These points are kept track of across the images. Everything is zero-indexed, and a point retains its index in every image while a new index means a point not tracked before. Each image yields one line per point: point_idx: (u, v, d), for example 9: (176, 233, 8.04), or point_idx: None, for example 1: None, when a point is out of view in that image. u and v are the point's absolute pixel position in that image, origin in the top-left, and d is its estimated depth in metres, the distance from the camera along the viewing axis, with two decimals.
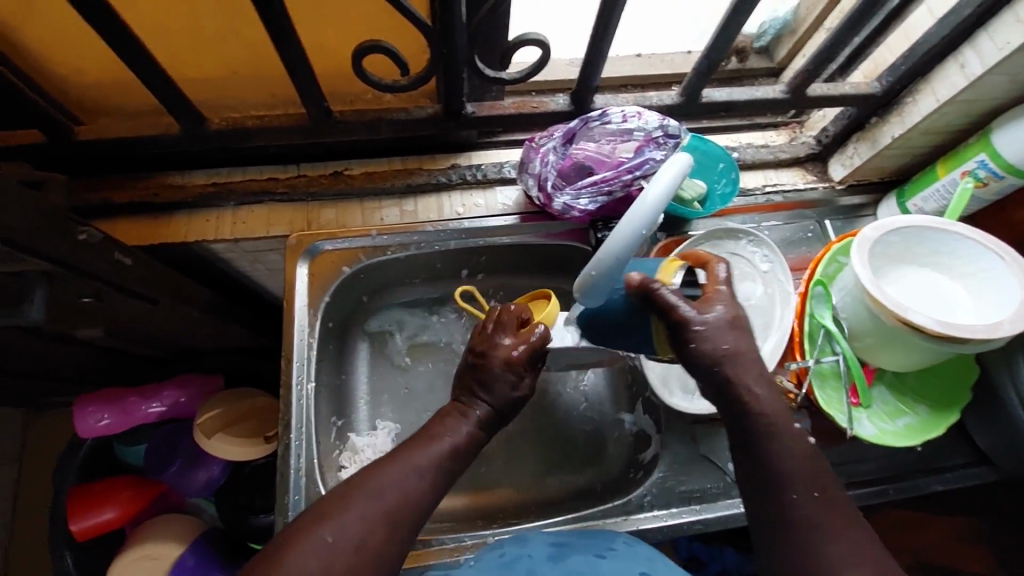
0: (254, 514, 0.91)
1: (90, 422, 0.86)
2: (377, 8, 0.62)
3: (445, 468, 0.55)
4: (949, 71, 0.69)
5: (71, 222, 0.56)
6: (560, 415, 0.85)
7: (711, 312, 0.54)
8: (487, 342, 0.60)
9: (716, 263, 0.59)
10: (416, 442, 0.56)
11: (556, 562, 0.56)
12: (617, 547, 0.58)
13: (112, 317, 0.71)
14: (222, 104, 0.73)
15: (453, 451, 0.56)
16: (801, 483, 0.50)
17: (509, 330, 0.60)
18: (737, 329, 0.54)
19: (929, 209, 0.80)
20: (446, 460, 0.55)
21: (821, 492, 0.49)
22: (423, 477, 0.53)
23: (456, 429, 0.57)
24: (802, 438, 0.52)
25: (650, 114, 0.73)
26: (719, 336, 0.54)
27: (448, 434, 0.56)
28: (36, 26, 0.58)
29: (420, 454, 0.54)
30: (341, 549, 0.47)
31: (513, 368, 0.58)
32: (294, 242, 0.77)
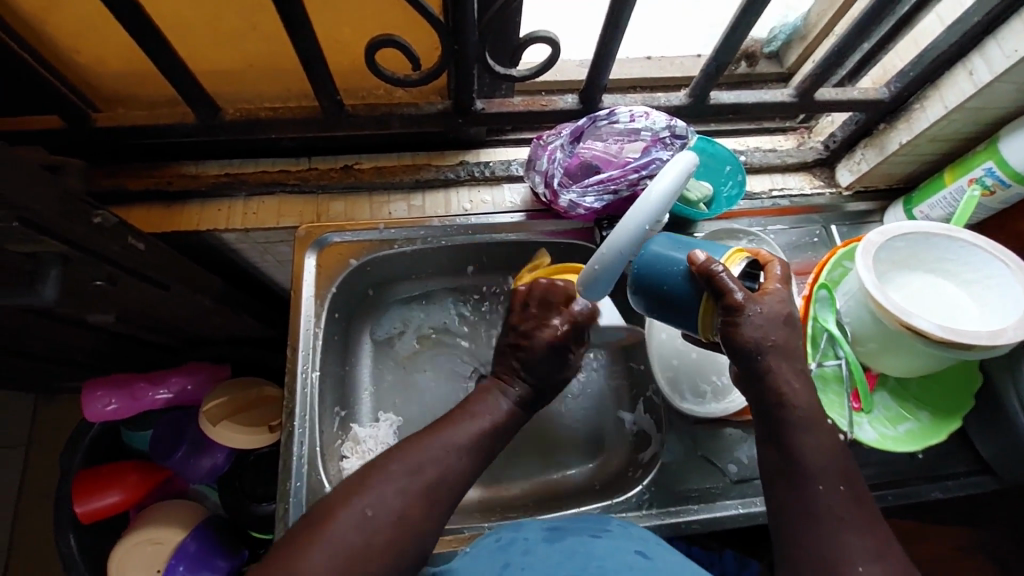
0: (255, 502, 0.92)
1: (99, 407, 0.87)
2: (389, 5, 0.63)
3: (491, 437, 0.59)
4: (957, 77, 0.69)
5: (87, 205, 0.57)
6: (564, 412, 0.85)
7: (763, 305, 0.53)
8: (534, 322, 0.63)
9: (776, 262, 0.57)
10: (463, 414, 0.60)
11: (551, 543, 0.55)
12: (612, 529, 0.58)
13: (124, 301, 0.72)
14: (237, 97, 0.75)
15: (490, 428, 0.59)
16: (829, 476, 0.50)
17: (557, 307, 0.64)
18: (788, 326, 0.53)
19: (935, 216, 0.80)
20: (485, 437, 0.58)
21: (821, 482, 0.50)
22: (462, 455, 0.56)
23: (497, 406, 0.60)
24: (806, 438, 0.51)
25: (658, 115, 0.74)
26: (769, 328, 0.52)
27: (494, 408, 0.60)
28: (61, 13, 0.60)
29: (460, 433, 0.57)
30: (381, 521, 0.50)
31: (559, 346, 0.62)
32: (303, 233, 0.78)
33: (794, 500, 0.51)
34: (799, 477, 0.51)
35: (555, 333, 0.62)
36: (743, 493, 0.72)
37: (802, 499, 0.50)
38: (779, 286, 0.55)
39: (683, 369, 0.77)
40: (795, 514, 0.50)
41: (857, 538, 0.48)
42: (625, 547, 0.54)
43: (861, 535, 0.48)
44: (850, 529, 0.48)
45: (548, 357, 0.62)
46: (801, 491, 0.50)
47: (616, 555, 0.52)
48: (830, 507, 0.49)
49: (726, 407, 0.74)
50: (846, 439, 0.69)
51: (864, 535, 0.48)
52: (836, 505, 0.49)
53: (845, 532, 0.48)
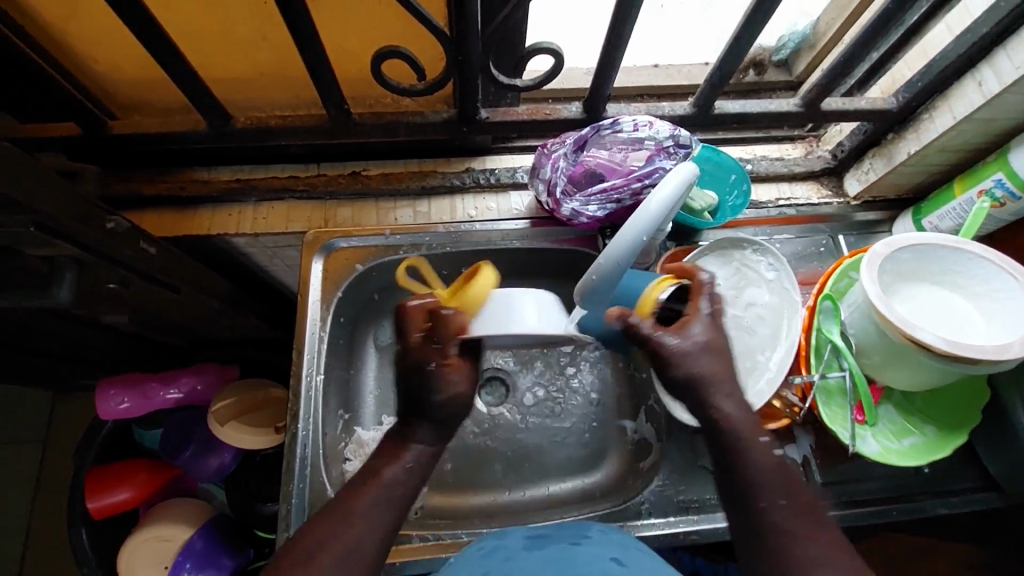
0: (260, 502, 0.94)
1: (111, 404, 0.90)
2: (397, 17, 0.64)
3: (417, 480, 0.56)
4: (966, 88, 0.69)
5: (101, 210, 0.59)
6: (533, 406, 0.86)
7: (687, 331, 0.55)
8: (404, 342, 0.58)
9: (699, 275, 0.59)
10: (384, 457, 0.56)
11: (533, 550, 0.56)
12: (592, 535, 0.59)
13: (136, 303, 0.74)
14: (250, 104, 0.77)
15: (415, 472, 0.56)
16: (769, 491, 0.50)
17: (416, 329, 0.59)
18: (717, 353, 0.55)
19: (945, 227, 0.79)
20: (412, 481, 0.55)
21: (772, 497, 0.50)
22: (389, 508, 0.53)
23: (413, 448, 0.56)
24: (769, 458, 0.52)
25: (662, 124, 0.75)
26: (700, 358, 0.54)
27: (411, 451, 0.56)
28: (82, 23, 0.62)
29: (386, 479, 0.54)
30: None
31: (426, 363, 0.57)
32: (311, 238, 0.80)
33: (751, 526, 0.50)
34: (750, 501, 0.51)
35: (414, 352, 0.58)
36: None
37: (761, 522, 0.49)
38: (701, 306, 0.57)
39: None
40: (754, 539, 0.49)
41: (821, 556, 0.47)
42: (607, 554, 0.54)
43: (834, 551, 0.47)
44: (824, 547, 0.47)
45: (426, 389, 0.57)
46: (756, 516, 0.50)
47: (597, 561, 0.52)
48: (786, 527, 0.48)
49: None
50: (850, 452, 0.69)
51: (829, 553, 0.47)
52: (797, 524, 0.48)
53: (809, 549, 0.47)
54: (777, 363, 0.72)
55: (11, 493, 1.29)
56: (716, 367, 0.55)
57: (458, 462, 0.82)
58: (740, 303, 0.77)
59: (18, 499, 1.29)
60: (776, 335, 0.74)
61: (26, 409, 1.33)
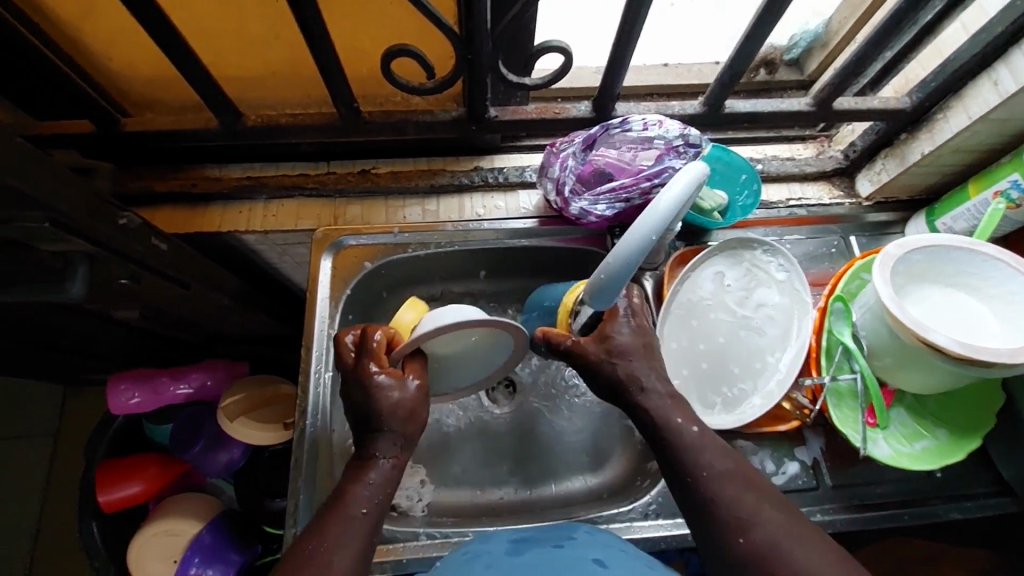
0: (270, 497, 0.94)
1: (122, 399, 0.91)
2: (408, 15, 0.64)
3: (387, 493, 0.57)
4: (981, 88, 0.68)
5: (113, 207, 0.59)
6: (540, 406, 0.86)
7: (609, 334, 0.66)
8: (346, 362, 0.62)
9: None
10: (351, 478, 0.57)
11: (516, 554, 0.58)
12: (578, 536, 0.60)
13: (147, 299, 0.75)
14: (261, 103, 0.77)
15: (384, 484, 0.57)
16: (706, 460, 0.58)
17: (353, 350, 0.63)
18: (639, 355, 0.65)
19: (959, 228, 0.78)
20: (379, 496, 0.56)
21: (705, 467, 0.57)
22: (360, 526, 0.54)
23: (376, 465, 0.57)
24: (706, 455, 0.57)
25: (672, 123, 0.74)
26: (630, 364, 0.64)
27: (374, 469, 0.57)
28: (96, 21, 0.62)
29: (351, 502, 0.55)
30: None
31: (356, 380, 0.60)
32: (320, 235, 0.80)
33: (704, 515, 0.56)
34: (699, 492, 0.57)
35: (349, 371, 0.62)
36: None
37: (711, 509, 0.56)
38: (620, 309, 0.67)
39: (692, 380, 0.75)
40: (713, 529, 0.55)
41: (764, 529, 0.53)
42: (589, 553, 0.55)
43: (777, 524, 0.53)
44: (765, 518, 0.54)
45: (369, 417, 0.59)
46: (706, 505, 0.56)
47: (576, 559, 0.54)
48: (730, 510, 0.55)
49: (737, 418, 0.72)
50: (861, 455, 0.68)
51: (773, 519, 0.54)
52: (739, 504, 0.55)
53: (754, 521, 0.54)
54: (787, 364, 0.72)
55: (25, 486, 1.31)
56: (643, 369, 0.64)
57: (465, 460, 0.82)
58: (750, 303, 0.77)
59: (32, 491, 1.31)
60: (786, 336, 0.74)
61: (40, 403, 1.35)
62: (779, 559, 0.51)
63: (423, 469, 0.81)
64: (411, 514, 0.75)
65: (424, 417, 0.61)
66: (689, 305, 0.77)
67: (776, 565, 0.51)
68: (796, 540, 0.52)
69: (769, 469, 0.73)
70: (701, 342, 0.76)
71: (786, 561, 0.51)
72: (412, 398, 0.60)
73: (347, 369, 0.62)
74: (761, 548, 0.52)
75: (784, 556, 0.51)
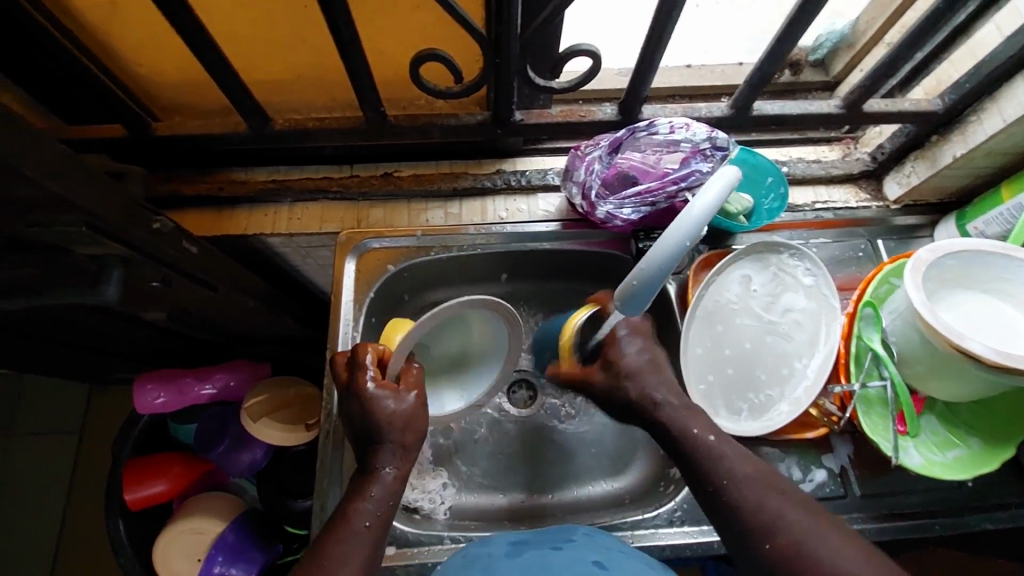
0: (292, 498, 0.95)
1: (148, 399, 0.92)
2: (436, 19, 0.64)
3: (389, 505, 0.61)
4: (1017, 90, 0.66)
5: (147, 211, 0.60)
6: (562, 412, 0.86)
7: (613, 357, 0.67)
8: (347, 373, 0.66)
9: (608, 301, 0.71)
10: (356, 491, 0.61)
11: (512, 557, 0.57)
12: (576, 539, 0.59)
13: (176, 301, 0.76)
14: (287, 107, 0.78)
15: (387, 496, 0.61)
16: (725, 468, 0.59)
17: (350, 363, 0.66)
18: (648, 371, 0.66)
19: (991, 233, 0.76)
20: (382, 509, 0.60)
21: (725, 474, 0.58)
22: (363, 539, 0.58)
23: (380, 476, 0.61)
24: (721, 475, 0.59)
25: (699, 126, 0.74)
26: (639, 381, 0.66)
27: (378, 481, 0.61)
28: (129, 25, 0.63)
29: (354, 517, 0.59)
30: None
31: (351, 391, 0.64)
32: (344, 238, 0.81)
33: (729, 520, 0.57)
34: (723, 499, 0.58)
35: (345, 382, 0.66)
36: None
37: (737, 514, 0.57)
38: (618, 327, 0.68)
39: (718, 386, 0.74)
40: (738, 533, 0.56)
41: (789, 532, 0.54)
42: (581, 560, 0.54)
43: (803, 528, 0.54)
44: (790, 521, 0.55)
45: (369, 431, 0.63)
46: (731, 510, 0.57)
47: (570, 564, 0.53)
48: (754, 514, 0.56)
49: (765, 425, 0.71)
50: (892, 464, 0.67)
51: (798, 522, 0.55)
52: (762, 508, 0.56)
53: (780, 527, 0.55)
54: (815, 369, 0.71)
55: (50, 483, 1.33)
56: (653, 384, 0.65)
57: (487, 462, 0.82)
58: (776, 308, 0.76)
59: (57, 488, 1.33)
60: (814, 341, 0.73)
61: (64, 402, 1.38)
62: (806, 561, 0.52)
63: (445, 471, 0.81)
64: (434, 517, 0.76)
65: (422, 427, 0.64)
66: (715, 309, 0.76)
67: (804, 567, 0.52)
68: (822, 542, 0.53)
69: (796, 476, 0.72)
70: (728, 347, 0.75)
71: (813, 563, 0.52)
72: (409, 409, 0.64)
73: (342, 386, 0.66)
74: (787, 553, 0.53)
75: (811, 559, 0.52)
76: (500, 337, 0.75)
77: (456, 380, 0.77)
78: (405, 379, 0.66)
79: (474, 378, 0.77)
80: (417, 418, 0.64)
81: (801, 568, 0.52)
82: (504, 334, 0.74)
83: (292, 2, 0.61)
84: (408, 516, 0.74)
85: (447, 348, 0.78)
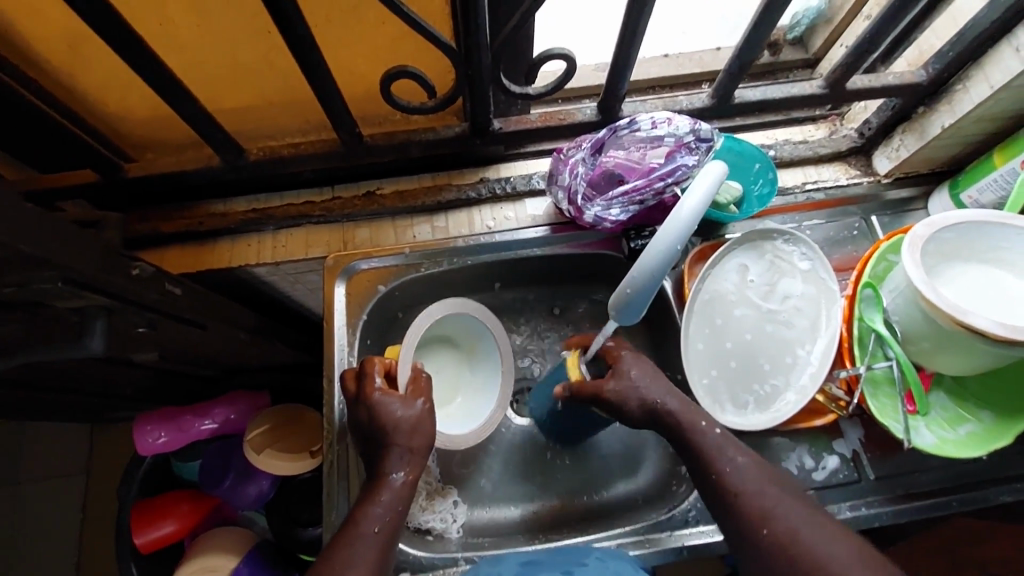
0: (302, 526, 0.95)
1: (149, 440, 0.91)
2: (402, 34, 0.63)
3: (398, 511, 0.59)
4: (1002, 55, 0.65)
5: (125, 258, 0.58)
6: None
7: (620, 370, 0.66)
8: (356, 383, 0.66)
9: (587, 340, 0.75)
10: (365, 497, 0.60)
11: None
12: (588, 563, 0.58)
13: (166, 342, 0.74)
14: (260, 133, 0.76)
15: (395, 501, 0.60)
16: (723, 456, 0.59)
17: (359, 371, 0.66)
18: (652, 377, 0.65)
19: (987, 200, 0.75)
20: (390, 514, 0.59)
21: (726, 463, 0.58)
22: (371, 543, 0.57)
23: (389, 482, 0.60)
24: (728, 464, 0.58)
25: (681, 119, 0.72)
26: (644, 389, 0.65)
27: (387, 486, 0.60)
28: (90, 66, 0.61)
29: (363, 521, 0.58)
30: None
31: (359, 396, 0.64)
32: (331, 262, 0.79)
33: (728, 511, 0.57)
34: (723, 490, 0.58)
35: (355, 389, 0.65)
36: None
37: (735, 504, 0.56)
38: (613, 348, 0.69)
39: (722, 380, 0.73)
40: (736, 522, 0.56)
41: (787, 520, 0.53)
42: None
43: (800, 515, 0.53)
44: (786, 510, 0.54)
45: (376, 435, 0.62)
46: (729, 500, 0.57)
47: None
48: (751, 502, 0.55)
49: (772, 417, 0.70)
50: (905, 446, 0.66)
51: (798, 509, 0.54)
52: (761, 497, 0.56)
53: (779, 514, 0.54)
54: (819, 356, 0.70)
55: (59, 529, 1.32)
56: (659, 390, 0.65)
57: (496, 476, 0.82)
58: (776, 296, 0.74)
59: (67, 534, 1.32)
60: (815, 327, 0.72)
61: (66, 446, 1.36)
62: (802, 549, 0.51)
63: (455, 489, 0.80)
64: (447, 536, 0.74)
65: (430, 432, 0.63)
66: (713, 302, 0.75)
67: (799, 555, 0.51)
68: (816, 529, 0.52)
69: (809, 464, 0.72)
70: (729, 340, 0.74)
71: (809, 551, 0.51)
72: (417, 415, 0.62)
73: (350, 397, 0.65)
74: (784, 539, 0.53)
75: (807, 545, 0.51)
76: (489, 349, 0.77)
77: (466, 407, 0.77)
78: (414, 386, 0.64)
79: (478, 403, 0.76)
80: (425, 422, 0.63)
81: (797, 555, 0.51)
82: (494, 347, 0.76)
83: (256, 29, 0.60)
84: (421, 538, 0.72)
85: (444, 381, 0.78)
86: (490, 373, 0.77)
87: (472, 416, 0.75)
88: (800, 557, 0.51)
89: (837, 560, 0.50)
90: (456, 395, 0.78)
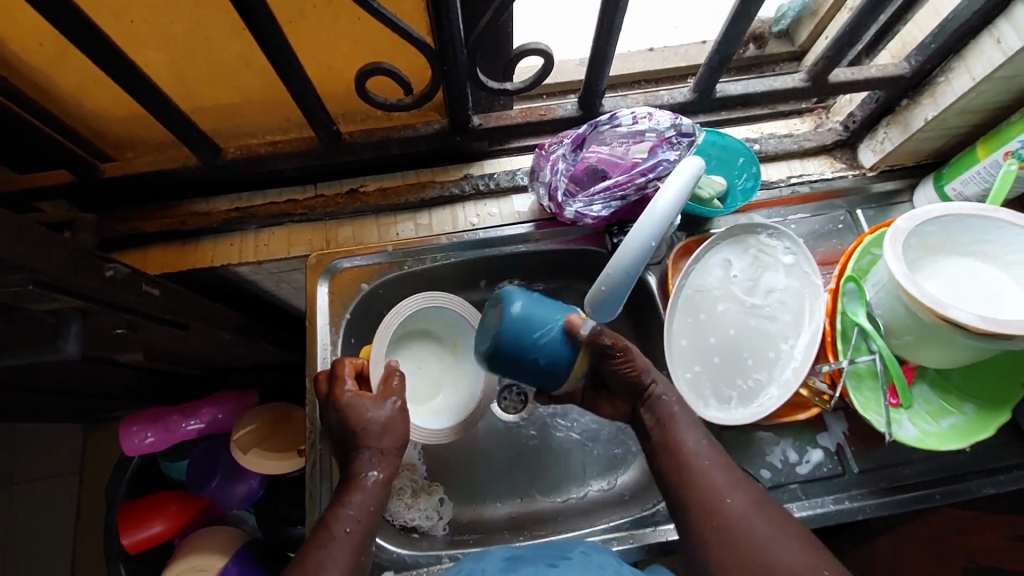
0: (290, 524, 0.98)
1: (136, 440, 0.90)
2: (377, 31, 0.62)
3: (370, 511, 0.59)
4: (984, 46, 0.65)
5: (99, 259, 0.58)
6: (555, 417, 0.84)
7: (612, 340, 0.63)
8: (329, 382, 0.65)
9: None
10: (338, 498, 0.60)
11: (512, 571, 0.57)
12: (572, 556, 0.58)
13: (149, 342, 0.74)
14: (238, 131, 0.75)
15: (368, 502, 0.59)
16: (695, 433, 0.62)
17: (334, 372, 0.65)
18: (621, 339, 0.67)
19: (970, 192, 0.74)
20: (363, 515, 0.59)
21: (696, 439, 0.61)
22: (344, 545, 0.57)
23: (363, 482, 0.60)
24: (698, 443, 0.61)
25: (662, 114, 0.72)
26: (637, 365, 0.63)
27: (360, 487, 0.60)
28: (62, 66, 0.61)
29: (334, 523, 0.58)
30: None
31: (330, 394, 0.64)
32: (314, 261, 0.78)
33: (681, 486, 0.59)
34: (689, 462, 0.60)
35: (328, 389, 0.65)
36: (778, 499, 0.71)
37: (698, 476, 0.59)
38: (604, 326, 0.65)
39: (706, 375, 0.73)
40: (699, 493, 0.58)
41: (745, 494, 0.57)
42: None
43: (753, 492, 0.58)
44: (743, 484, 0.58)
45: (347, 436, 0.62)
46: (686, 475, 0.59)
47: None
48: (715, 478, 0.58)
49: (755, 412, 0.70)
50: (887, 439, 0.67)
51: (751, 491, 0.58)
52: (723, 472, 0.59)
53: (735, 490, 0.57)
54: (802, 351, 0.70)
55: (52, 529, 1.32)
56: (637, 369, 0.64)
57: (482, 472, 0.81)
58: (759, 291, 0.74)
59: (61, 533, 1.32)
60: (798, 321, 0.72)
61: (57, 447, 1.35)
62: (759, 523, 0.55)
63: (441, 487, 0.79)
64: (433, 534, 0.75)
65: (400, 433, 0.63)
66: (696, 297, 0.75)
67: (757, 524, 0.55)
68: (764, 508, 0.56)
69: (792, 458, 0.72)
70: (711, 336, 0.73)
71: (764, 525, 0.55)
72: (387, 416, 0.63)
73: (322, 399, 0.65)
74: (742, 510, 0.56)
75: (761, 519, 0.55)
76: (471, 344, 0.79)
77: (455, 404, 0.76)
78: (386, 386, 0.64)
79: (462, 398, 0.77)
80: (396, 423, 0.63)
81: (756, 526, 0.55)
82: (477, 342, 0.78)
83: (229, 27, 0.59)
84: (406, 536, 0.73)
85: (428, 377, 0.78)
86: (474, 370, 0.78)
87: (455, 411, 0.75)
88: (757, 529, 0.54)
89: (787, 535, 0.54)
90: (440, 391, 0.78)
